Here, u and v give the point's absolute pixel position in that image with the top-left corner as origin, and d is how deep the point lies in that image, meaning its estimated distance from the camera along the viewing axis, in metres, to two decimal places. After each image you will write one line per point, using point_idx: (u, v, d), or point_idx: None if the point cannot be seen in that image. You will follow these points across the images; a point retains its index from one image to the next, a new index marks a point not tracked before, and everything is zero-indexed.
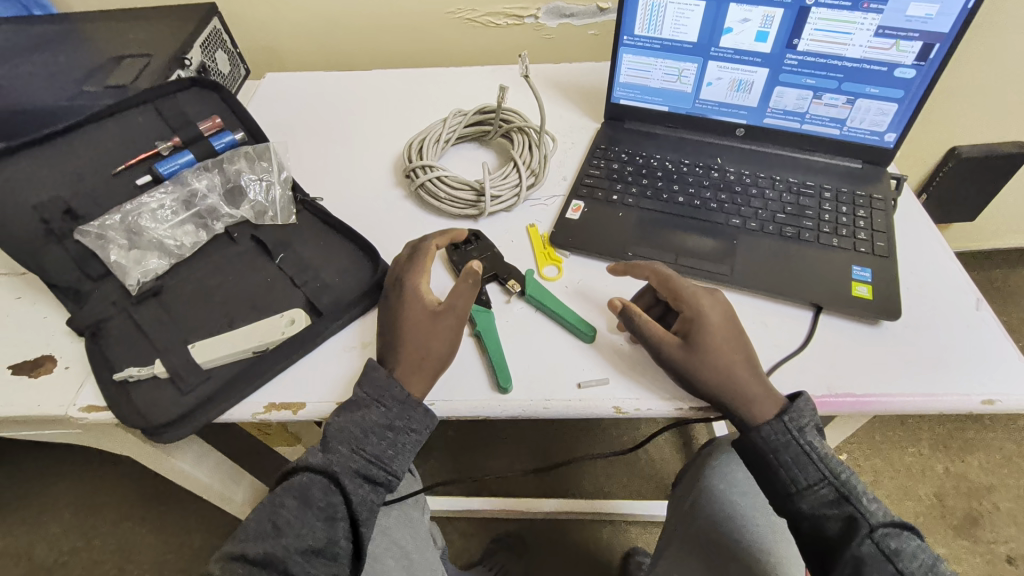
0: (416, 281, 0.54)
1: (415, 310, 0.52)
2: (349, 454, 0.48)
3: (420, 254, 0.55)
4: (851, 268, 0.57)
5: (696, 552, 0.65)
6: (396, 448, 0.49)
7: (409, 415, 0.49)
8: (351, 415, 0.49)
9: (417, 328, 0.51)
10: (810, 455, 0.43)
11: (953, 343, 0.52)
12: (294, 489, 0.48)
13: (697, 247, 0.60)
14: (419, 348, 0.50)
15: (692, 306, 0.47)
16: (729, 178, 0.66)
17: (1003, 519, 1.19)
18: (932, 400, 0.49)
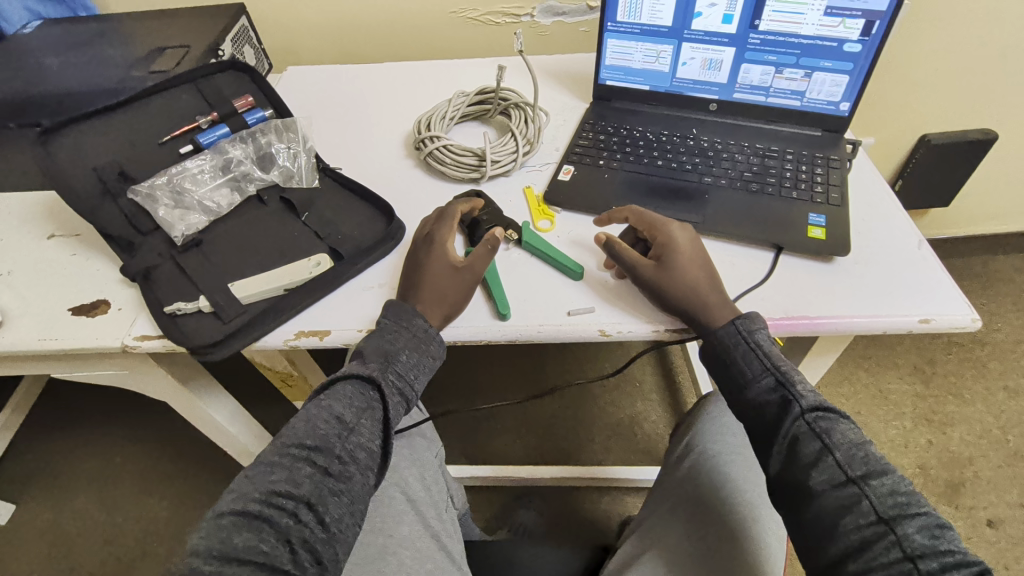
0: (444, 239, 0.60)
1: (439, 262, 0.57)
2: (385, 365, 0.52)
3: (446, 217, 0.62)
4: (808, 215, 0.65)
5: (679, 483, 0.70)
6: (419, 364, 0.53)
7: (429, 341, 0.54)
8: (381, 337, 0.54)
9: (438, 278, 0.57)
10: (756, 351, 0.51)
11: (897, 275, 0.60)
12: (338, 394, 0.50)
13: (673, 201, 0.68)
14: (436, 293, 0.56)
15: (663, 236, 0.57)
16: (703, 145, 0.75)
17: (984, 487, 1.24)
18: (875, 319, 0.56)
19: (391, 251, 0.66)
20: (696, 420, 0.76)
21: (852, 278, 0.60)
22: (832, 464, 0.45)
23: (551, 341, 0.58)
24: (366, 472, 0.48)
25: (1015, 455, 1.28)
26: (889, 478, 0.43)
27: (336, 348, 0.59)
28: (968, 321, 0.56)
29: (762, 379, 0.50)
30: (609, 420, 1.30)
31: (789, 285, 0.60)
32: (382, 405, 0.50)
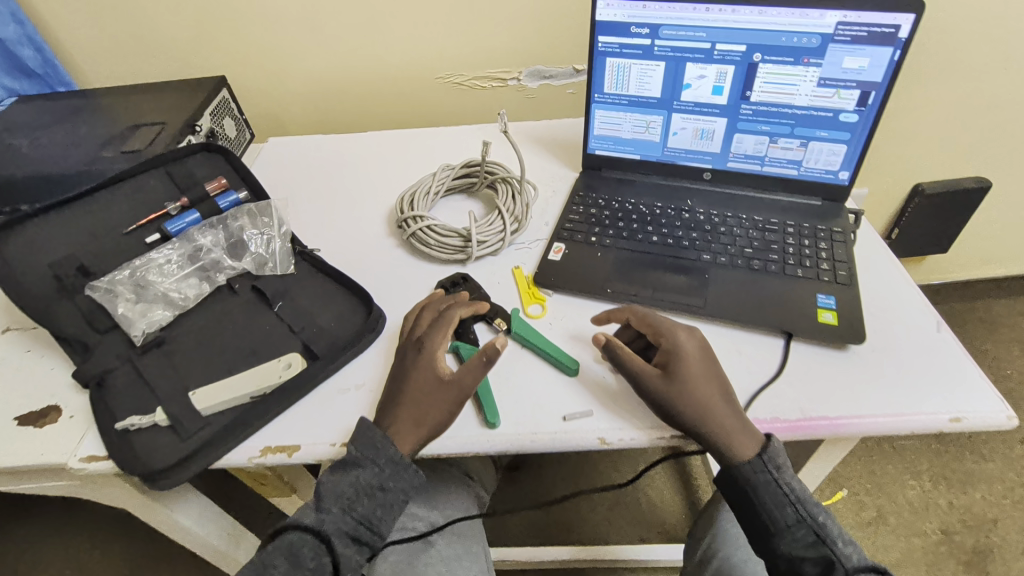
0: (435, 345, 0.55)
1: (426, 373, 0.53)
2: (340, 514, 0.50)
3: (443, 320, 0.57)
4: (816, 296, 0.60)
5: None
6: (385, 509, 0.51)
7: (400, 475, 0.51)
8: (342, 476, 0.51)
9: (422, 391, 0.52)
10: (789, 498, 0.48)
11: (919, 365, 0.55)
12: (283, 549, 0.49)
13: (672, 283, 0.64)
14: (418, 410, 0.51)
15: (670, 342, 0.52)
16: (699, 219, 0.71)
17: (1013, 553, 1.16)
18: (900, 419, 0.51)
19: (370, 345, 0.61)
20: (723, 519, 0.69)
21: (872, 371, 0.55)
22: None
23: (545, 452, 0.52)
24: None
25: None
26: None
27: (307, 464, 0.53)
28: (1003, 418, 0.51)
29: (798, 530, 0.47)
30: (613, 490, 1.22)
31: (803, 380, 0.55)
32: (333, 558, 0.49)
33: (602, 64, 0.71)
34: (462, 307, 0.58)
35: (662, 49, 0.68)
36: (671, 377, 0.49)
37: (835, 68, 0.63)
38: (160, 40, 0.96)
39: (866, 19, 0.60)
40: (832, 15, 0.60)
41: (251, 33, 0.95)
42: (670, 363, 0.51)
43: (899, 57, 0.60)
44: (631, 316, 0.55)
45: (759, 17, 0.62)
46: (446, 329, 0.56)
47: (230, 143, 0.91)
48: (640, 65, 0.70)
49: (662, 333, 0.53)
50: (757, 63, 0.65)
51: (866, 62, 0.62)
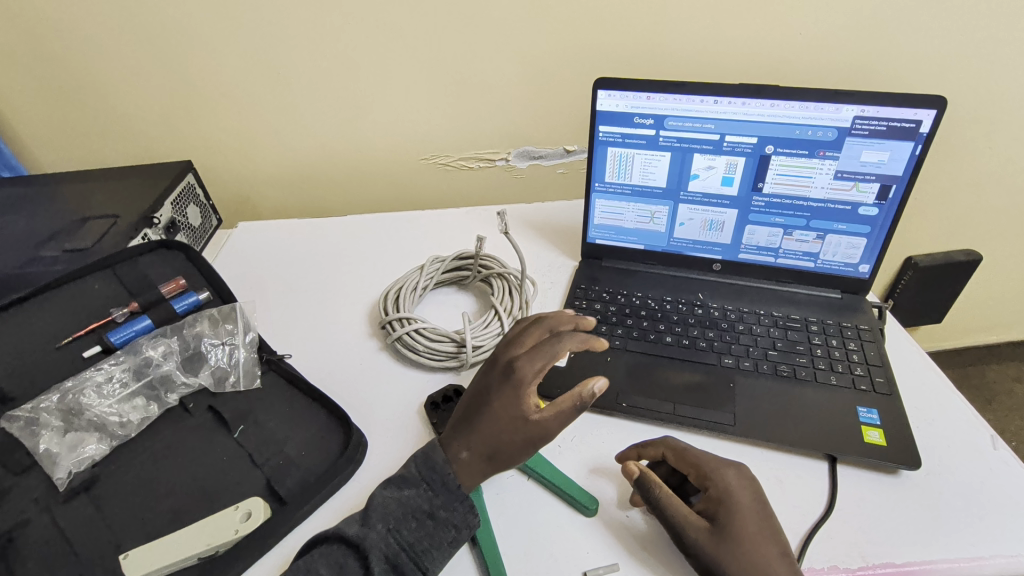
0: (528, 371, 0.48)
1: (508, 402, 0.48)
2: (384, 534, 0.46)
3: (548, 351, 0.49)
4: (856, 409, 0.54)
5: None
6: (433, 540, 0.46)
7: (434, 533, 0.46)
8: (396, 492, 0.48)
9: (497, 422, 0.48)
10: None
11: (984, 493, 0.49)
12: (328, 557, 0.45)
13: (695, 393, 0.57)
14: (491, 436, 0.48)
15: (717, 485, 0.46)
16: (714, 315, 0.65)
17: None
18: (979, 564, 0.44)
19: (346, 481, 0.52)
20: None
21: (935, 501, 0.49)
22: None
23: None
24: None
25: None
26: None
27: None
28: None
29: None
30: None
31: (854, 513, 0.48)
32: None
33: (603, 154, 0.67)
34: (575, 343, 0.49)
35: (668, 139, 0.64)
36: (720, 531, 0.44)
37: (854, 161, 0.60)
38: (125, 122, 0.90)
39: (885, 113, 0.57)
40: (849, 108, 0.57)
41: (225, 115, 0.90)
42: (718, 514, 0.45)
43: (920, 151, 0.58)
44: (667, 450, 0.50)
45: (770, 109, 0.60)
46: (548, 365, 0.49)
47: (193, 234, 0.82)
48: (644, 156, 0.66)
49: (706, 475, 0.47)
50: (769, 156, 0.62)
51: (885, 156, 0.59)
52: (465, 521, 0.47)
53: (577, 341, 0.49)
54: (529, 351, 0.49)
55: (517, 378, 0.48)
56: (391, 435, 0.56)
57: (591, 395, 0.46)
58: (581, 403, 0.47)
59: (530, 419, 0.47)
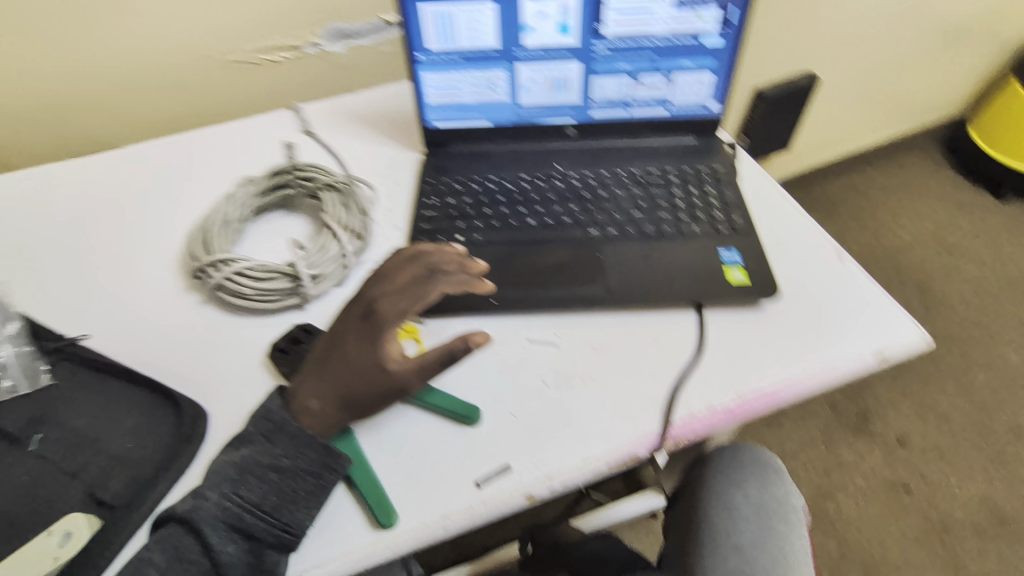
0: (391, 315, 0.42)
1: (366, 347, 0.42)
2: (220, 502, 0.39)
3: (418, 293, 0.43)
4: (719, 253, 0.54)
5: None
6: (285, 495, 0.40)
7: (289, 487, 0.40)
8: (235, 454, 0.42)
9: (351, 365, 0.42)
10: None
11: (832, 307, 0.51)
12: (161, 544, 0.38)
13: (564, 273, 0.53)
14: (343, 381, 0.42)
15: None
16: (575, 185, 0.60)
17: (886, 408, 1.29)
18: (831, 372, 0.48)
19: (192, 461, 0.44)
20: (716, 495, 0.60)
21: (794, 324, 0.51)
22: None
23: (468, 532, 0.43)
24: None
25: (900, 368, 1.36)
26: None
27: None
28: (921, 343, 0.50)
29: None
30: None
31: (725, 354, 0.49)
32: (205, 553, 0.38)
33: (418, 14, 0.56)
34: (451, 284, 0.44)
35: None
36: None
37: None
38: None
39: None
40: None
41: None
42: None
43: None
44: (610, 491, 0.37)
45: None
46: (415, 311, 0.43)
47: None
48: (467, 12, 0.56)
49: None
50: None
51: None
52: (323, 463, 0.41)
53: (454, 284, 0.44)
54: (394, 292, 0.43)
55: (379, 323, 0.42)
56: (238, 400, 0.48)
57: (464, 351, 0.40)
58: (451, 358, 0.41)
59: (390, 368, 0.42)
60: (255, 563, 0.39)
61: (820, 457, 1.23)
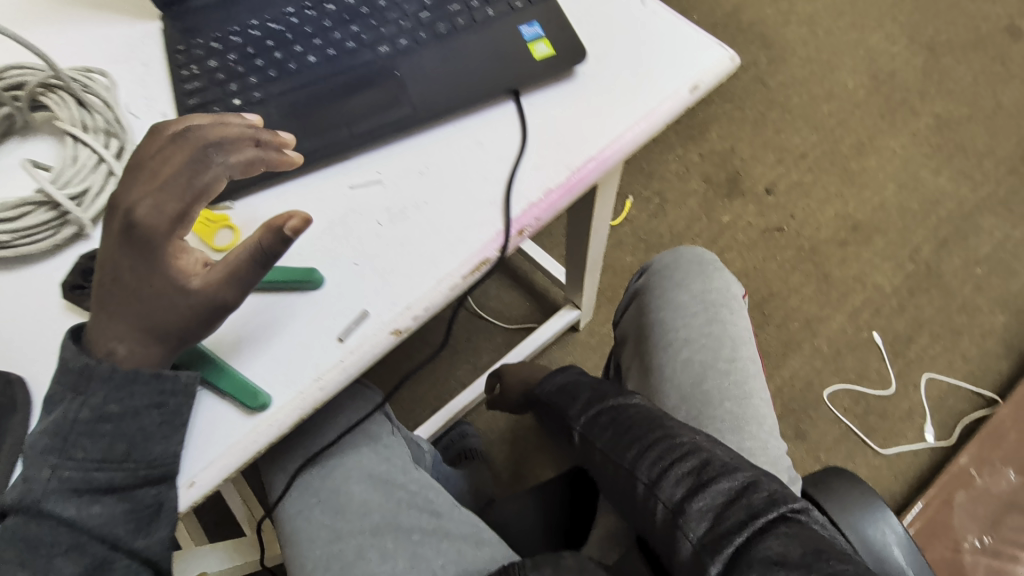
0: (162, 223, 0.36)
1: (155, 267, 0.37)
2: (55, 474, 0.36)
3: (187, 188, 0.36)
4: (519, 30, 0.49)
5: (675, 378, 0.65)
6: (129, 439, 0.37)
7: (130, 428, 0.37)
8: (53, 418, 0.37)
9: (144, 288, 0.37)
10: (664, 473, 0.50)
11: (643, 52, 0.50)
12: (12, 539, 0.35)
13: (366, 104, 0.48)
14: (143, 310, 0.37)
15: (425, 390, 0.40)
16: (350, 3, 0.52)
17: (750, 165, 1.42)
18: (652, 118, 0.48)
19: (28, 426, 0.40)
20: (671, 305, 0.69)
21: (607, 82, 0.49)
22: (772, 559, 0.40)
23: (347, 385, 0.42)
24: (75, 548, 0.36)
25: (756, 125, 1.46)
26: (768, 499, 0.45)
27: None
28: (730, 62, 0.50)
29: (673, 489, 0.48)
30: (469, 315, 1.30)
31: (547, 133, 0.47)
32: (68, 525, 0.35)
33: None
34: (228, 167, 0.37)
35: None
36: None
37: None
38: None
39: None
40: None
41: None
42: None
43: None
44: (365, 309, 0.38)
45: None
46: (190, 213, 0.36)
47: None
48: None
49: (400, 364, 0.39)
50: None
51: None
52: (158, 393, 0.38)
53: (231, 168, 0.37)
54: (154, 193, 0.36)
55: (151, 239, 0.36)
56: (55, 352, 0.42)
57: (270, 247, 0.35)
58: (263, 254, 0.36)
59: (190, 284, 0.37)
60: (132, 512, 0.37)
61: (704, 226, 1.36)
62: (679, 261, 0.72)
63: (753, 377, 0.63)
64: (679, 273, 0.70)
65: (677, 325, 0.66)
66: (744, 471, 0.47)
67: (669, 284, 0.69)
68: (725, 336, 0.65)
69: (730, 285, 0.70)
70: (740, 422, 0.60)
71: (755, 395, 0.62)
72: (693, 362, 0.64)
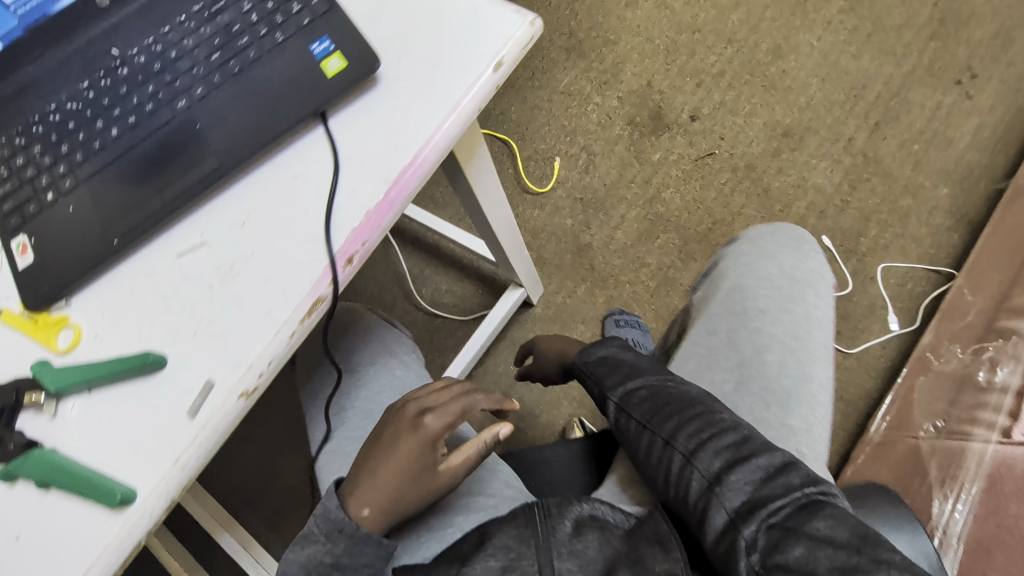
0: (434, 425, 0.50)
1: (413, 448, 0.49)
2: None
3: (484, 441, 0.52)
4: (309, 49, 0.47)
5: (740, 347, 0.62)
6: None
7: None
8: None
9: (400, 459, 0.49)
10: (702, 444, 0.50)
11: (441, 38, 0.47)
12: None
13: (173, 166, 0.47)
14: (388, 469, 0.49)
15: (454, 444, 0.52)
16: (142, 63, 0.51)
17: (670, 95, 1.38)
18: (461, 110, 0.46)
19: None
20: (757, 270, 0.67)
21: (412, 80, 0.47)
22: (821, 555, 0.41)
23: (210, 459, 0.42)
24: None
25: (668, 53, 1.41)
26: (807, 480, 0.45)
27: None
28: (532, 26, 0.47)
29: (710, 462, 0.49)
30: (424, 317, 1.30)
31: (361, 149, 0.46)
32: None
33: None
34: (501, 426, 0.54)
35: None
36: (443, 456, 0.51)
37: None
38: None
39: None
40: None
41: None
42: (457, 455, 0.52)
43: None
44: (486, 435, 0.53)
45: None
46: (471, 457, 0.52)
47: None
48: None
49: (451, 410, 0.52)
50: None
51: None
52: None
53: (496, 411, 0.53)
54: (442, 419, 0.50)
55: (429, 439, 0.50)
56: None
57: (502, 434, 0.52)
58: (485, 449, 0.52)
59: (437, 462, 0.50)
60: None
61: (636, 170, 1.34)
62: (779, 241, 0.71)
63: (818, 364, 0.60)
64: (774, 249, 0.69)
65: (759, 296, 0.64)
66: (783, 453, 0.48)
67: (758, 256, 0.68)
68: (804, 318, 0.63)
69: (822, 271, 0.68)
70: (791, 398, 0.58)
71: (816, 379, 0.59)
72: (760, 331, 0.62)
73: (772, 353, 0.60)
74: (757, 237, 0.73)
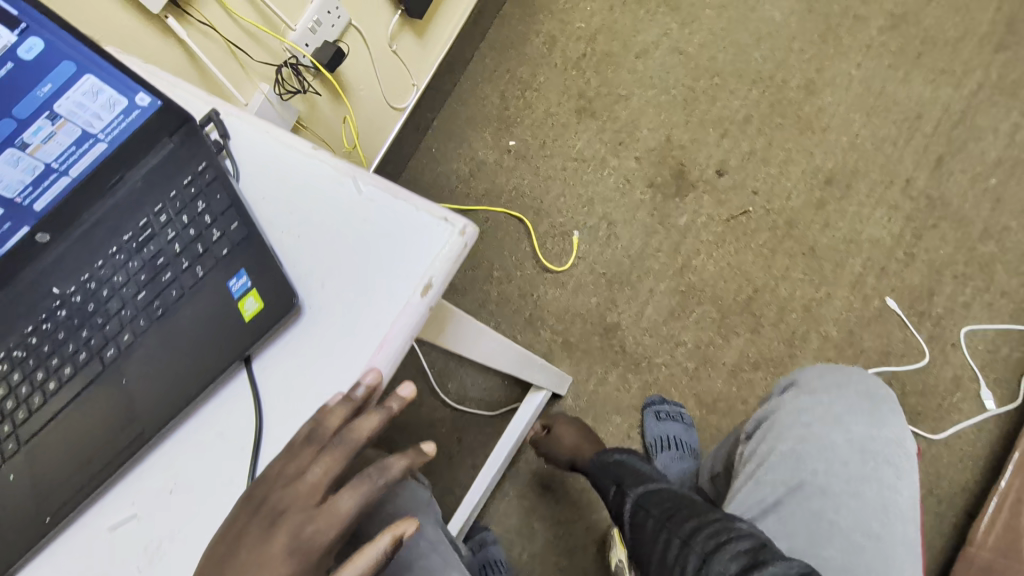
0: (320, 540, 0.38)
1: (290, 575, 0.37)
2: None
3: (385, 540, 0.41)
4: (227, 286, 0.43)
5: (799, 533, 0.57)
6: None
7: None
8: None
9: None
10: (710, 539, 0.52)
11: (365, 258, 0.42)
12: None
13: (104, 427, 0.44)
14: None
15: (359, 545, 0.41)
16: (78, 303, 0.48)
17: (693, 149, 1.27)
18: (390, 346, 0.41)
19: None
20: (822, 435, 0.61)
21: (339, 310, 0.42)
22: None
23: None
24: None
25: (687, 102, 1.30)
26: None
27: None
28: (464, 234, 0.41)
29: (721, 558, 0.50)
30: (452, 417, 1.24)
31: (292, 398, 0.42)
32: None
33: None
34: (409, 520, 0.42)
35: None
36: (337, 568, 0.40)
37: None
38: None
39: None
40: None
41: None
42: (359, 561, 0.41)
43: None
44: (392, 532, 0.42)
45: None
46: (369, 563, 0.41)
47: None
48: None
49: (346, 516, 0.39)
50: None
51: None
52: None
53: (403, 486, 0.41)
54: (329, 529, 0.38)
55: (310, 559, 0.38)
56: None
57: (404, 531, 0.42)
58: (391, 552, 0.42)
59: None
60: None
61: (662, 237, 1.23)
62: (846, 399, 0.63)
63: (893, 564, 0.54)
64: (840, 410, 0.62)
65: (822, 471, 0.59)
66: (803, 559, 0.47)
67: (821, 421, 0.62)
68: (878, 508, 0.57)
69: (903, 439, 0.60)
70: None
71: None
72: (820, 519, 0.57)
73: (834, 549, 0.55)
74: (817, 383, 0.66)
